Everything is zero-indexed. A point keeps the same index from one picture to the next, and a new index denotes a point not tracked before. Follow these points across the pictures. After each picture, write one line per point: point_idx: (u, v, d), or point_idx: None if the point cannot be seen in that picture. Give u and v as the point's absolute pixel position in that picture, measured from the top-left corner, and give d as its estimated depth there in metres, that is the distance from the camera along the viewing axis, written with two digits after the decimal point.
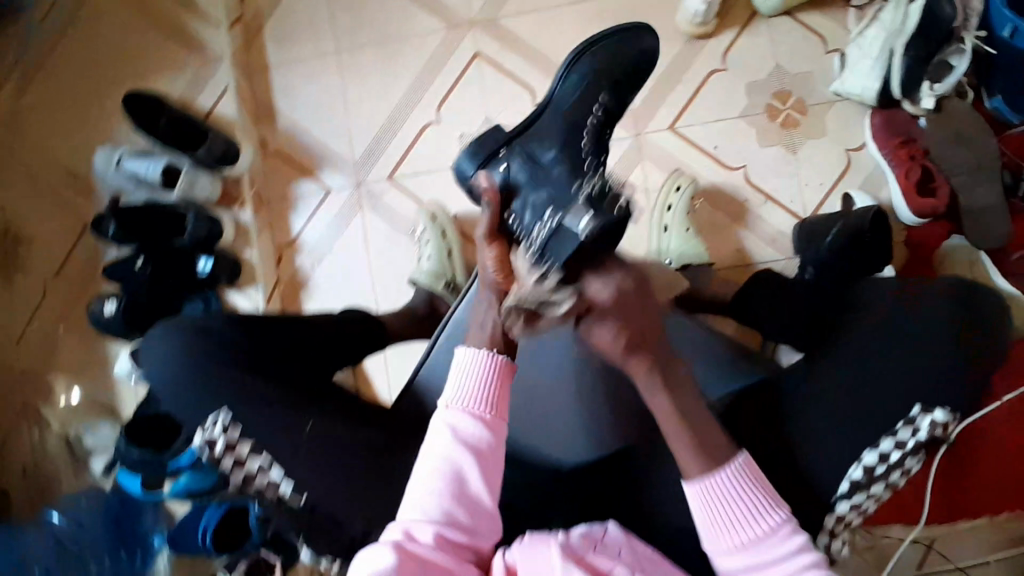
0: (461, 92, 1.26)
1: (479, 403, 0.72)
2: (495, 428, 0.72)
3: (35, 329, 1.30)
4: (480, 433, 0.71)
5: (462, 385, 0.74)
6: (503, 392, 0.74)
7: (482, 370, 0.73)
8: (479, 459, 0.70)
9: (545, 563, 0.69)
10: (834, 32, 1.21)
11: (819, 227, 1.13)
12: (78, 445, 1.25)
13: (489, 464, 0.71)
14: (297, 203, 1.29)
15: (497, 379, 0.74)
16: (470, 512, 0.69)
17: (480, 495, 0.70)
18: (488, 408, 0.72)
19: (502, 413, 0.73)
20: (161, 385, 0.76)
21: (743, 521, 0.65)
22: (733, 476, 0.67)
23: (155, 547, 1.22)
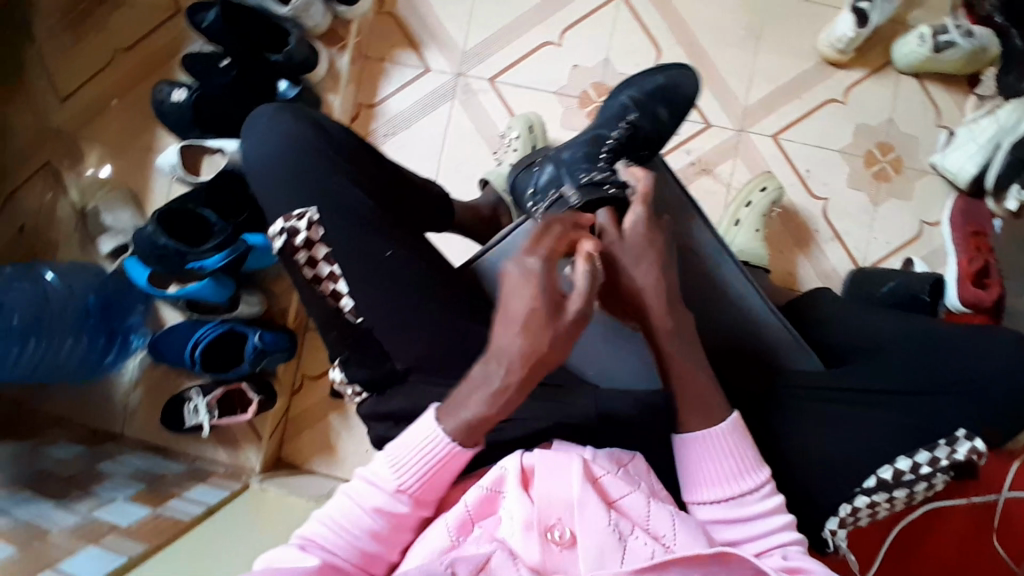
0: (590, 26, 1.27)
1: (429, 454, 0.63)
2: (422, 501, 0.65)
3: (84, 93, 1.23)
4: (404, 502, 0.64)
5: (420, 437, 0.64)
6: (457, 460, 0.64)
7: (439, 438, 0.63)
8: (416, 492, 0.64)
9: (565, 477, 0.63)
10: (948, 108, 1.21)
11: (874, 275, 1.12)
12: (91, 221, 1.19)
13: (404, 529, 0.65)
14: (393, 70, 1.29)
15: (450, 455, 0.63)
16: (398, 525, 0.65)
17: (404, 515, 0.65)
18: (434, 464, 0.64)
19: (450, 473, 0.65)
20: (260, 161, 0.80)
21: (729, 478, 0.66)
22: (728, 435, 0.67)
23: (132, 346, 1.20)
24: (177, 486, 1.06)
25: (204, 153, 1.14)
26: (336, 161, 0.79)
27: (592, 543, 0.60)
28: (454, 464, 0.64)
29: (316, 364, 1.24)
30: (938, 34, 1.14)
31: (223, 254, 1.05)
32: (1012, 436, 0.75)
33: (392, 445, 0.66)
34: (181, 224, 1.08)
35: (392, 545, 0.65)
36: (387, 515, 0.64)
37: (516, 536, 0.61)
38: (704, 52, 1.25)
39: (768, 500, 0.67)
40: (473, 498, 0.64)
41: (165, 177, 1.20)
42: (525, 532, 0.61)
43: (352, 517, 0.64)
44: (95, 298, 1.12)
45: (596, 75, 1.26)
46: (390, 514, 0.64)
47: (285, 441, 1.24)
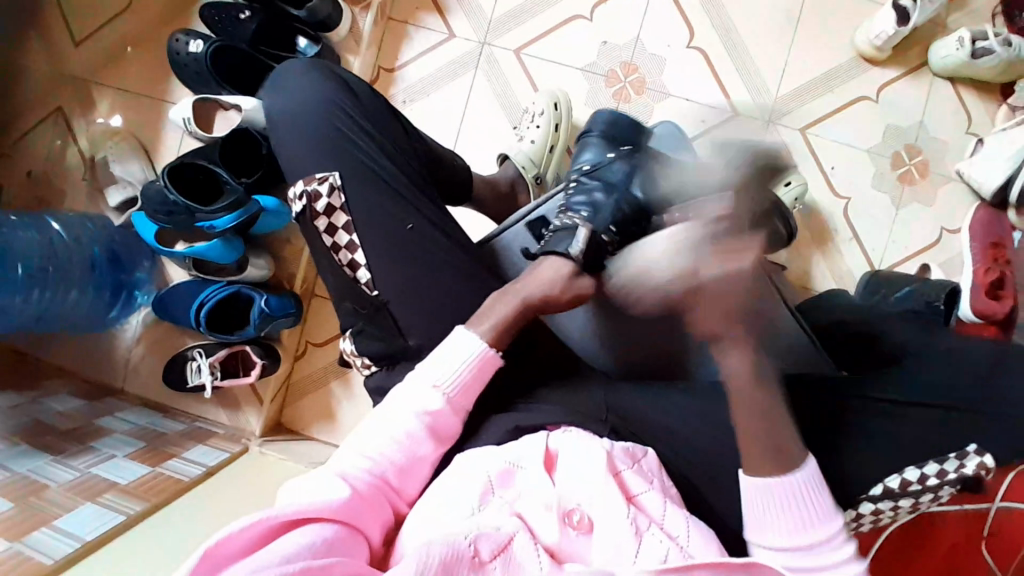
0: (623, 3, 1.23)
1: (456, 381, 0.68)
2: (455, 410, 0.69)
3: (97, 35, 1.19)
4: (441, 412, 0.67)
5: (445, 361, 0.69)
6: (481, 379, 0.70)
7: (469, 353, 0.69)
8: (439, 421, 0.67)
9: (589, 463, 0.65)
10: (980, 115, 1.18)
11: (890, 281, 1.11)
12: (100, 170, 1.17)
13: (436, 444, 0.68)
14: (416, 34, 1.25)
15: (477, 368, 0.69)
16: (416, 459, 0.66)
17: (423, 445, 0.66)
18: (459, 388, 0.69)
19: (469, 402, 0.70)
20: (284, 122, 0.78)
21: (799, 501, 0.63)
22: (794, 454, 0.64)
23: (137, 301, 1.18)
24: (176, 445, 1.05)
25: (218, 109, 1.10)
26: (361, 129, 0.77)
27: (612, 530, 0.60)
28: (486, 370, 0.70)
29: (320, 331, 1.23)
30: (978, 39, 1.12)
31: (235, 214, 1.02)
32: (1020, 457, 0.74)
33: (427, 360, 0.69)
34: (194, 178, 1.06)
35: (425, 461, 0.67)
36: (427, 424, 0.67)
37: (538, 513, 0.61)
38: (737, 38, 1.21)
39: (833, 520, 0.63)
40: (495, 471, 0.64)
41: (177, 130, 1.17)
42: (548, 510, 0.61)
43: (393, 432, 0.65)
44: (101, 250, 1.11)
45: (626, 54, 1.22)
46: (431, 420, 0.67)
47: (286, 405, 1.23)
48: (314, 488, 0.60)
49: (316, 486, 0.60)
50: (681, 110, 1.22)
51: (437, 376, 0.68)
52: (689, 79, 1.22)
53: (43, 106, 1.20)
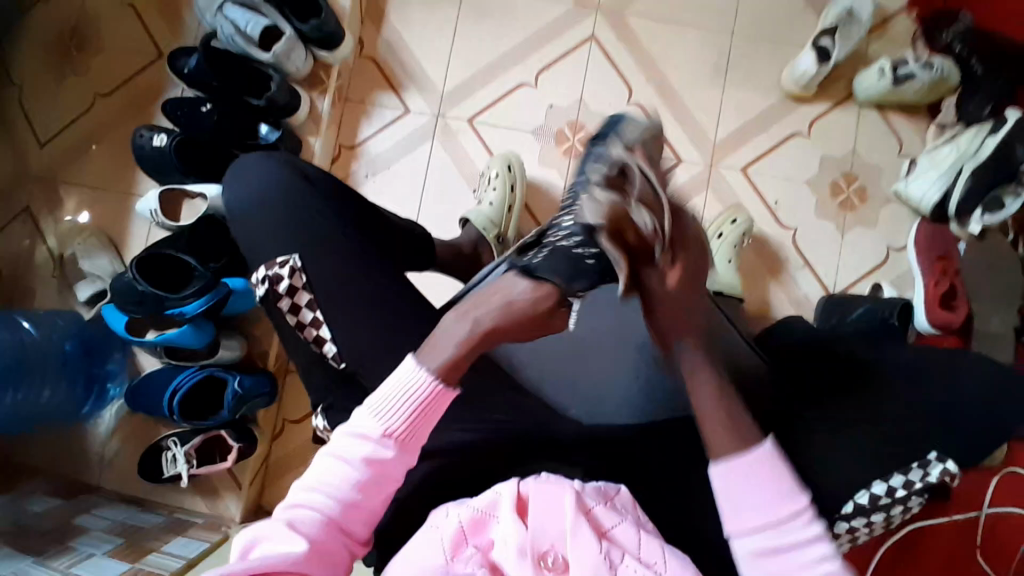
0: (565, 66, 1.31)
1: (400, 424, 0.63)
2: (408, 449, 0.64)
3: (62, 137, 1.24)
4: (389, 452, 0.63)
5: (388, 401, 0.63)
6: (430, 418, 0.64)
7: (415, 392, 0.63)
8: (383, 469, 0.63)
9: (560, 505, 0.65)
10: (909, 138, 1.26)
11: (845, 303, 1.15)
12: (69, 267, 1.18)
13: (388, 484, 0.64)
14: (372, 112, 1.32)
15: (427, 408, 0.64)
16: (364, 503, 0.63)
17: (372, 489, 0.63)
18: (404, 429, 0.63)
19: (416, 446, 0.65)
20: (248, 209, 0.81)
21: (774, 531, 0.61)
22: (734, 475, 0.62)
23: (109, 397, 1.17)
24: (155, 540, 1.03)
25: (184, 197, 1.14)
26: (322, 208, 0.81)
27: (586, 568, 0.61)
28: (438, 406, 0.64)
29: (296, 408, 1.23)
30: (897, 68, 1.20)
31: (204, 299, 1.05)
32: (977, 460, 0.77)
33: (371, 400, 0.64)
34: (162, 271, 1.08)
35: (376, 499, 0.64)
36: (373, 467, 0.63)
37: (508, 562, 0.62)
38: (675, 89, 1.30)
39: (814, 527, 0.61)
40: (467, 515, 0.65)
41: (144, 223, 1.20)
42: (519, 558, 0.62)
43: (339, 472, 0.62)
44: (73, 344, 1.11)
45: (572, 113, 1.30)
46: (376, 464, 0.63)
47: (266, 486, 1.23)
48: (268, 537, 0.59)
49: (270, 535, 0.59)
50: None
51: (380, 419, 0.63)
52: None
53: (11, 209, 1.23)
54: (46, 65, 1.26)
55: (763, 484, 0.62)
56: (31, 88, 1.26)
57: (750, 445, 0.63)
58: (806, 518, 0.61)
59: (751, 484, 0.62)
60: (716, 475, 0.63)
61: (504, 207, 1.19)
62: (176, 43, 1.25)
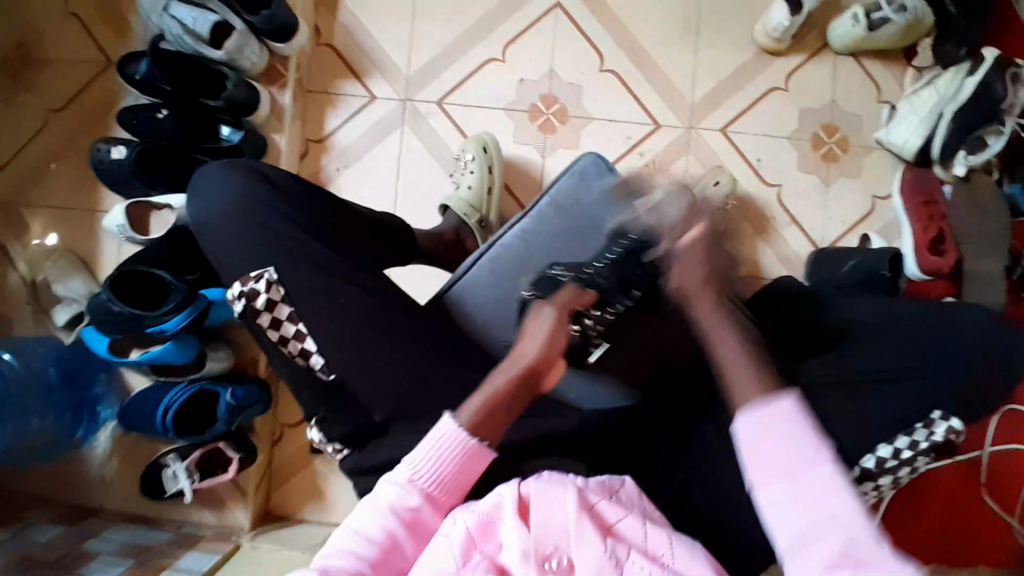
0: (533, 37, 1.27)
1: (433, 475, 0.66)
2: (437, 504, 0.66)
3: (18, 159, 1.19)
4: (422, 509, 0.65)
5: (421, 455, 0.67)
6: (463, 477, 0.67)
7: (453, 444, 0.66)
8: (415, 525, 0.64)
9: (562, 504, 0.63)
10: (887, 84, 1.24)
11: (834, 257, 1.14)
12: (42, 293, 1.15)
13: (417, 543, 0.65)
14: (338, 101, 1.27)
15: (464, 462, 0.67)
16: (397, 556, 0.63)
17: (404, 543, 0.63)
18: (434, 483, 0.66)
19: (449, 503, 0.67)
20: (211, 220, 0.78)
21: (801, 488, 0.55)
22: (764, 424, 0.58)
23: (100, 420, 1.16)
24: (165, 556, 1.03)
25: (152, 210, 1.11)
26: (293, 216, 0.78)
27: (591, 563, 0.60)
28: (475, 464, 0.67)
29: (294, 413, 1.22)
30: (871, 12, 1.16)
31: (184, 315, 1.02)
32: (979, 412, 0.76)
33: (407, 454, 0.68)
34: (140, 288, 1.05)
35: (404, 558, 0.63)
36: (407, 520, 0.64)
37: (513, 567, 0.60)
38: (648, 52, 1.26)
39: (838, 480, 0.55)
40: (474, 524, 0.63)
41: (115, 240, 1.16)
42: (525, 562, 0.60)
43: (370, 522, 0.63)
44: (56, 371, 1.09)
45: (543, 86, 1.26)
46: (409, 514, 0.64)
47: (272, 492, 1.22)
48: None
49: None
50: (606, 130, 1.25)
51: (415, 469, 0.66)
52: (610, 99, 1.26)
53: None
54: None
55: (787, 440, 0.57)
56: None
57: (776, 395, 0.59)
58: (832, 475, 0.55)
59: (773, 439, 0.57)
60: (743, 429, 0.59)
61: (482, 190, 1.16)
62: (125, 48, 1.19)
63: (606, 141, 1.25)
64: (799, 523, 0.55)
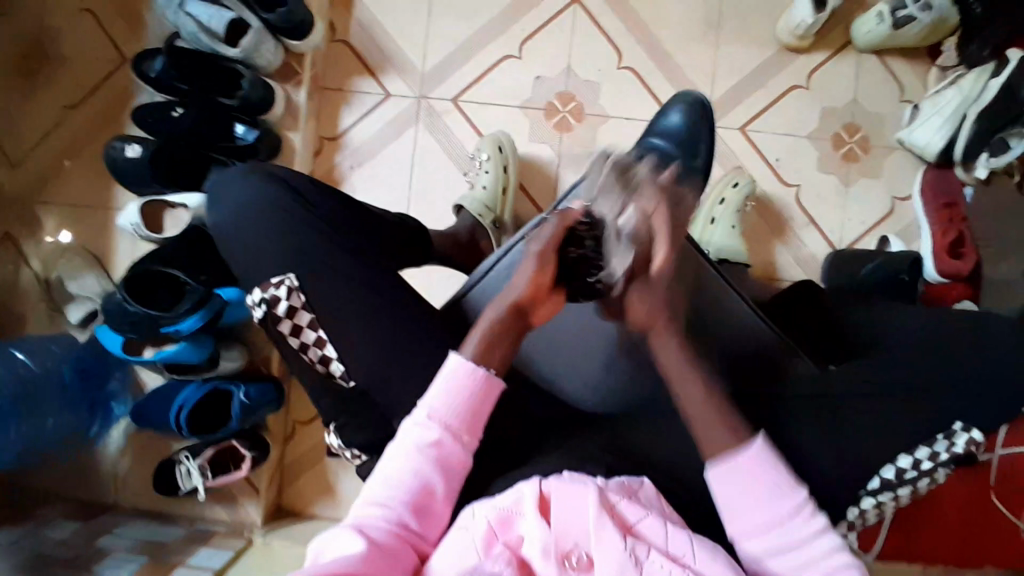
0: (550, 33, 1.25)
1: (450, 410, 0.66)
2: (460, 437, 0.67)
3: (32, 154, 1.19)
4: (446, 443, 0.66)
5: (438, 390, 0.67)
6: (481, 406, 0.67)
7: (462, 375, 0.67)
8: (443, 464, 0.66)
9: (582, 504, 0.62)
10: (909, 83, 1.22)
11: (853, 259, 1.12)
12: (56, 290, 1.15)
13: (447, 476, 0.66)
14: (352, 98, 1.26)
15: (475, 391, 0.67)
16: (431, 500, 0.65)
17: (436, 484, 0.65)
18: (456, 419, 0.66)
19: (472, 434, 0.67)
20: (230, 224, 0.78)
21: (779, 524, 0.62)
22: (751, 475, 0.63)
23: (115, 415, 1.17)
24: (180, 553, 1.03)
25: (166, 208, 1.11)
26: (311, 219, 0.77)
27: (612, 561, 0.59)
28: (487, 393, 0.67)
29: (304, 409, 1.22)
30: (896, 9, 1.14)
31: (200, 315, 1.03)
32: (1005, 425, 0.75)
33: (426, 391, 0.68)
34: (152, 290, 1.05)
35: (439, 496, 0.66)
36: (436, 460, 0.65)
37: (534, 563, 0.59)
38: (666, 50, 1.24)
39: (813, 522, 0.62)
40: (493, 513, 0.62)
41: (129, 237, 1.16)
42: (545, 558, 0.59)
43: (399, 468, 0.65)
44: (70, 369, 1.08)
45: (559, 84, 1.24)
46: (435, 453, 0.66)
47: (284, 488, 1.22)
48: (334, 548, 0.61)
49: (333, 547, 0.61)
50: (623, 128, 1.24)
51: (432, 406, 0.66)
52: (626, 98, 1.24)
53: None
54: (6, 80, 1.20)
55: (768, 481, 0.63)
56: None
57: (775, 474, 0.64)
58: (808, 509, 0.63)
59: (752, 483, 0.63)
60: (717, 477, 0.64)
61: (497, 190, 1.15)
62: (140, 44, 1.19)
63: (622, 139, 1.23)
64: (771, 544, 0.62)
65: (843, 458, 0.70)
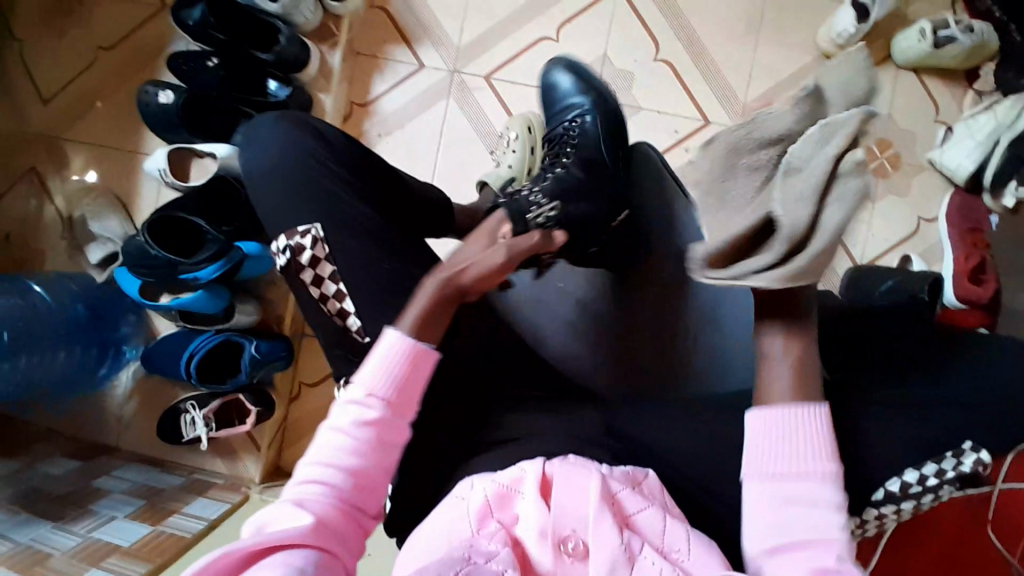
0: (589, 19, 1.24)
1: (387, 384, 0.65)
2: (398, 410, 0.65)
3: (65, 93, 1.20)
4: (382, 416, 0.64)
5: (374, 365, 0.65)
6: (417, 379, 0.66)
7: (398, 352, 0.66)
8: (379, 439, 0.64)
9: (584, 490, 0.62)
10: (946, 103, 1.20)
11: (873, 275, 1.11)
12: (78, 230, 1.16)
13: (388, 448, 0.64)
14: (385, 66, 1.26)
15: (411, 365, 0.66)
16: (371, 473, 0.63)
17: (373, 459, 0.63)
18: (392, 393, 0.65)
19: (409, 408, 0.66)
20: (259, 176, 0.78)
21: (794, 484, 0.60)
22: (777, 424, 0.62)
23: (124, 358, 1.17)
24: (175, 501, 1.04)
25: (193, 156, 1.10)
26: (339, 178, 0.77)
27: (605, 556, 0.58)
28: (422, 367, 0.67)
29: (312, 371, 1.22)
30: (939, 29, 1.13)
31: (218, 264, 1.03)
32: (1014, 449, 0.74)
33: (357, 371, 0.66)
34: (173, 235, 1.05)
35: (379, 472, 0.64)
36: (373, 432, 0.64)
37: (529, 544, 0.60)
38: (705, 46, 1.23)
39: (835, 491, 0.59)
40: (493, 491, 0.63)
41: (153, 183, 1.17)
42: (541, 539, 0.60)
43: (334, 441, 0.63)
44: (83, 307, 1.10)
45: (595, 71, 1.24)
46: (373, 427, 0.64)
47: (283, 449, 1.23)
48: (275, 521, 0.59)
49: (277, 518, 0.60)
50: (654, 121, 1.23)
51: (368, 384, 0.65)
52: (662, 91, 1.23)
53: (17, 167, 1.20)
54: (46, 17, 1.21)
55: (801, 442, 0.61)
56: (31, 41, 1.21)
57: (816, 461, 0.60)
58: (829, 477, 0.60)
59: (784, 442, 0.62)
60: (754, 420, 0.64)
61: (522, 171, 1.15)
62: None
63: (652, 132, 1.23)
64: (779, 536, 0.59)
65: (849, 466, 0.70)
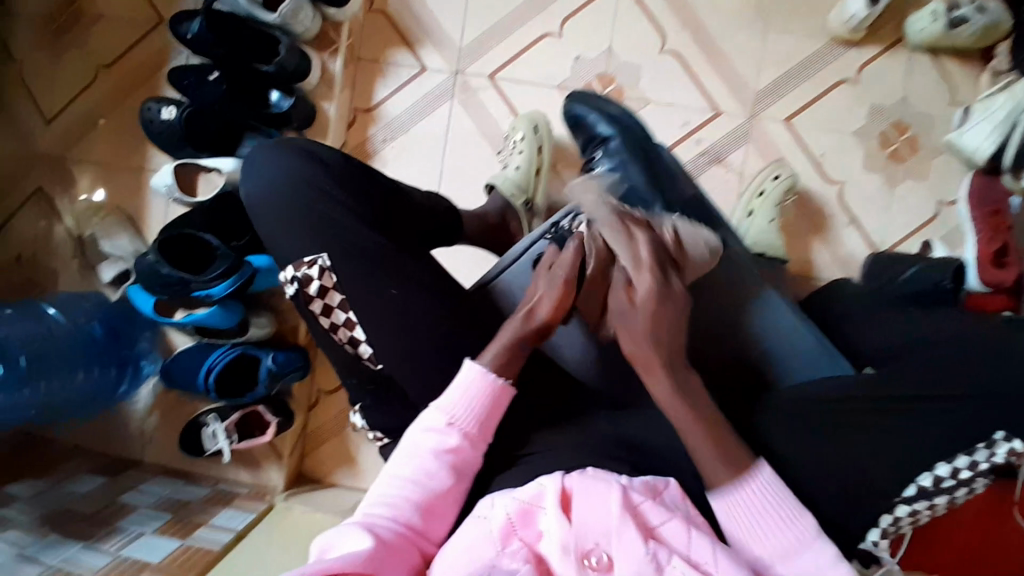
0: (591, 13, 1.21)
1: (467, 414, 0.67)
2: (472, 441, 0.68)
3: (69, 113, 1.20)
4: (460, 447, 0.67)
5: (454, 397, 0.68)
6: (494, 413, 0.69)
7: (479, 381, 0.68)
8: (454, 469, 0.66)
9: (605, 504, 0.61)
10: (963, 84, 1.17)
11: (892, 262, 1.08)
12: (90, 249, 1.17)
13: (460, 479, 0.67)
14: (387, 71, 1.25)
15: (491, 397, 0.68)
16: (439, 501, 0.65)
17: (446, 490, 0.65)
18: (471, 424, 0.68)
19: (484, 442, 0.69)
20: (262, 199, 0.78)
21: (781, 530, 0.60)
22: (737, 507, 0.61)
23: (143, 374, 1.18)
24: (202, 513, 1.06)
25: (199, 172, 1.11)
26: (343, 197, 0.76)
27: (630, 569, 0.58)
28: (499, 400, 0.69)
29: (328, 378, 1.23)
30: (952, 10, 1.09)
31: (230, 281, 1.03)
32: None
33: (437, 400, 0.69)
34: (187, 253, 1.06)
35: (447, 499, 0.66)
36: (448, 462, 0.66)
37: (552, 560, 0.59)
38: (711, 34, 1.20)
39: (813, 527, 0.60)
40: (514, 507, 0.61)
41: (162, 199, 1.17)
42: (564, 556, 0.59)
43: (409, 468, 0.66)
44: (100, 326, 1.11)
45: (600, 65, 1.21)
46: (451, 456, 0.66)
47: (306, 455, 1.23)
48: (339, 545, 0.60)
49: (341, 543, 0.60)
50: (662, 114, 1.21)
51: (449, 412, 0.67)
52: (670, 82, 1.21)
53: (28, 188, 1.21)
54: (47, 38, 1.21)
55: (767, 506, 0.61)
56: (34, 62, 1.21)
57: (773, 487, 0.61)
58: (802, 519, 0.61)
59: (756, 512, 0.61)
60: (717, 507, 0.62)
61: (531, 171, 1.13)
62: (178, 6, 1.18)
63: (660, 126, 1.21)
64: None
65: None
